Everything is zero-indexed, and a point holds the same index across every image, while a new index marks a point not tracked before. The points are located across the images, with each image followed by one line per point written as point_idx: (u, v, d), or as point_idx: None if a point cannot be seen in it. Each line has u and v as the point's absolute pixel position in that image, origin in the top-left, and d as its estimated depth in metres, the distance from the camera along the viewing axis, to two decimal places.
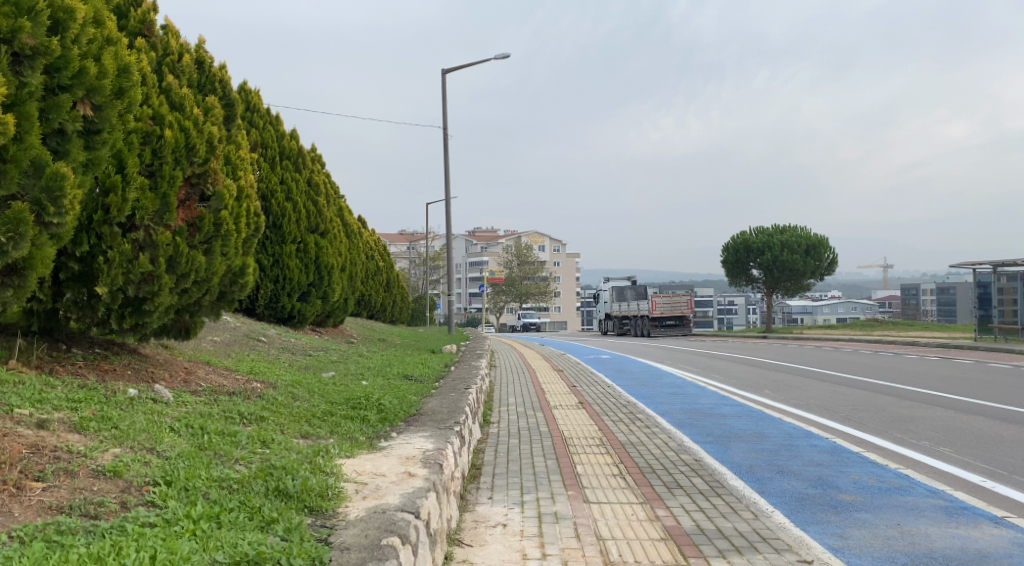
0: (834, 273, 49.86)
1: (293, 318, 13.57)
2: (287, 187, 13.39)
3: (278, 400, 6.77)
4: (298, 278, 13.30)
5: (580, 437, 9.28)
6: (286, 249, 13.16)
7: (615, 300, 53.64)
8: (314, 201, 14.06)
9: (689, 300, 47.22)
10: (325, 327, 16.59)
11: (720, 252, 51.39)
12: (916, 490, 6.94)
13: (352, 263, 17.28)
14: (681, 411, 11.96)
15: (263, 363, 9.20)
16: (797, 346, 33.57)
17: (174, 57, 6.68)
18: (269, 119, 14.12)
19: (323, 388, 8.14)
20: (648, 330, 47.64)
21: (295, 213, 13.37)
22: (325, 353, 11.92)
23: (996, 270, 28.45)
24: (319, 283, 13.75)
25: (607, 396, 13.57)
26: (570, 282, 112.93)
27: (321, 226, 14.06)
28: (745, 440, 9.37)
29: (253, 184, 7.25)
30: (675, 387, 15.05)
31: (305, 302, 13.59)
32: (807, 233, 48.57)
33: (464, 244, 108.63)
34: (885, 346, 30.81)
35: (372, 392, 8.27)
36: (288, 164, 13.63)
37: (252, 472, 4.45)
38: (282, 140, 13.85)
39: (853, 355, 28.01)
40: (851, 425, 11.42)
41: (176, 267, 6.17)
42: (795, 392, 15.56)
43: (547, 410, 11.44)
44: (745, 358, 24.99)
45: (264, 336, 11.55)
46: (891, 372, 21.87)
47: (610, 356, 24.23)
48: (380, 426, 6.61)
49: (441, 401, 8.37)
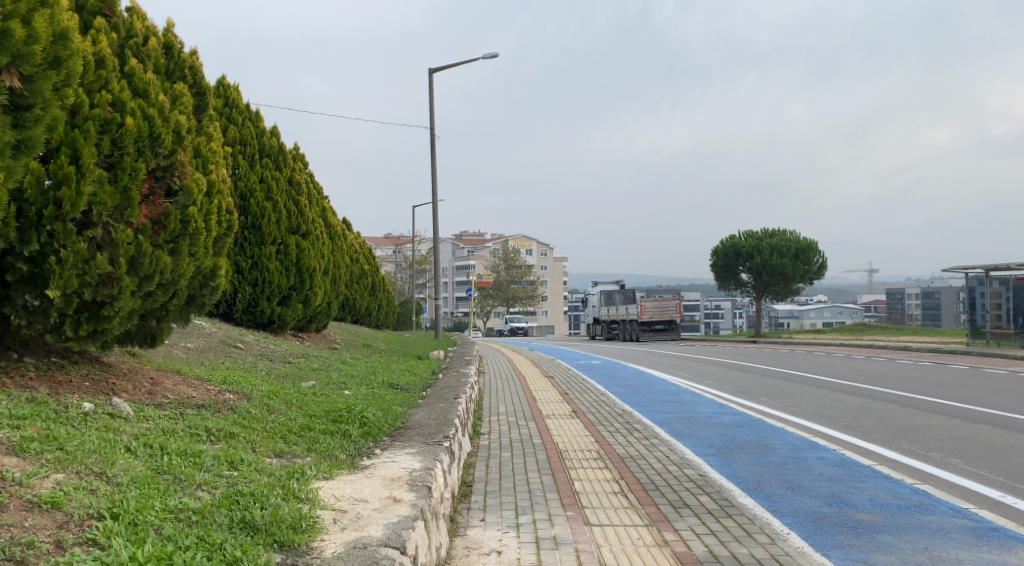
0: (823, 277, 49.73)
1: (273, 323, 13.03)
2: (268, 186, 12.87)
3: (252, 414, 6.22)
4: (278, 282, 12.77)
5: (575, 450, 8.78)
6: (266, 250, 12.62)
7: (604, 304, 53.28)
8: (295, 201, 13.51)
9: (678, 305, 46.90)
10: (308, 332, 16.05)
11: (709, 256, 51.18)
12: (937, 508, 6.50)
13: (335, 266, 16.73)
14: (679, 420, 11.48)
15: (239, 372, 8.65)
16: (788, 351, 33.29)
17: (139, 40, 6.11)
18: (248, 116, 13.55)
19: (302, 399, 7.60)
20: (636, 334, 47.29)
21: (275, 213, 12.83)
22: (306, 361, 11.36)
23: (988, 274, 28.24)
24: (300, 287, 13.22)
25: (601, 404, 13.08)
26: (557, 286, 112.65)
27: (303, 227, 13.49)
28: (749, 452, 8.90)
29: (225, 179, 6.70)
30: (670, 395, 14.58)
31: (285, 306, 13.06)
32: (796, 237, 48.37)
33: (451, 248, 108.14)
34: (876, 351, 30.56)
35: (355, 403, 7.74)
36: (268, 162, 13.09)
37: (216, 499, 3.89)
38: (261, 138, 13.30)
39: (846, 360, 27.70)
40: (855, 435, 10.99)
41: (139, 268, 5.63)
42: (791, 400, 15.13)
43: (540, 420, 10.93)
44: (737, 364, 24.62)
45: (242, 342, 11.01)
46: (885, 377, 21.56)
47: (600, 361, 23.79)
48: (363, 442, 6.09)
49: (428, 413, 7.85)
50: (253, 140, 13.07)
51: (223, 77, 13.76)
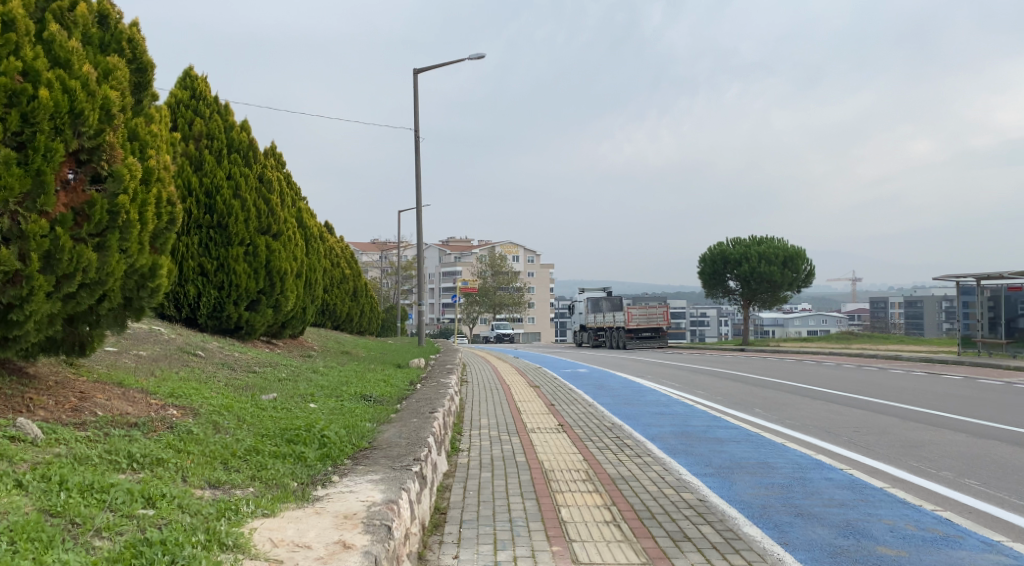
0: (811, 285, 49.28)
1: (241, 330, 12.22)
2: (236, 184, 12.07)
3: (192, 435, 5.42)
4: (247, 285, 11.96)
5: (562, 469, 8.02)
6: (234, 251, 11.80)
7: (590, 311, 52.63)
8: (266, 200, 12.69)
9: (665, 312, 46.30)
10: (281, 339, 15.24)
11: (697, 263, 50.65)
12: (967, 542, 5.78)
13: (311, 269, 15.93)
14: (672, 435, 10.74)
15: (192, 383, 7.84)
16: (777, 360, 32.70)
17: (63, 3, 5.37)
18: (217, 108, 12.72)
19: (258, 415, 6.80)
20: (623, 342, 46.65)
21: (243, 212, 12.03)
22: (272, 370, 10.56)
23: (980, 282, 27.73)
24: (271, 291, 12.40)
25: (589, 416, 12.34)
26: (544, 292, 111.97)
27: (274, 227, 12.66)
28: (750, 472, 8.17)
29: (165, 166, 5.96)
30: (662, 407, 13.85)
31: (253, 311, 12.26)
32: (785, 245, 47.89)
33: (437, 254, 107.27)
34: (867, 360, 30.01)
35: (319, 420, 6.95)
36: (236, 157, 12.28)
37: (111, 554, 3.11)
38: (230, 132, 12.49)
39: (837, 369, 27.08)
40: (859, 451, 10.29)
41: (56, 266, 4.91)
42: (787, 412, 14.44)
43: (524, 435, 10.17)
44: (728, 373, 23.93)
45: (202, 350, 10.21)
46: (880, 387, 20.93)
47: (587, 369, 23.06)
48: (319, 468, 5.30)
49: (400, 430, 7.06)
50: (221, 134, 12.25)
51: (190, 67, 12.92)
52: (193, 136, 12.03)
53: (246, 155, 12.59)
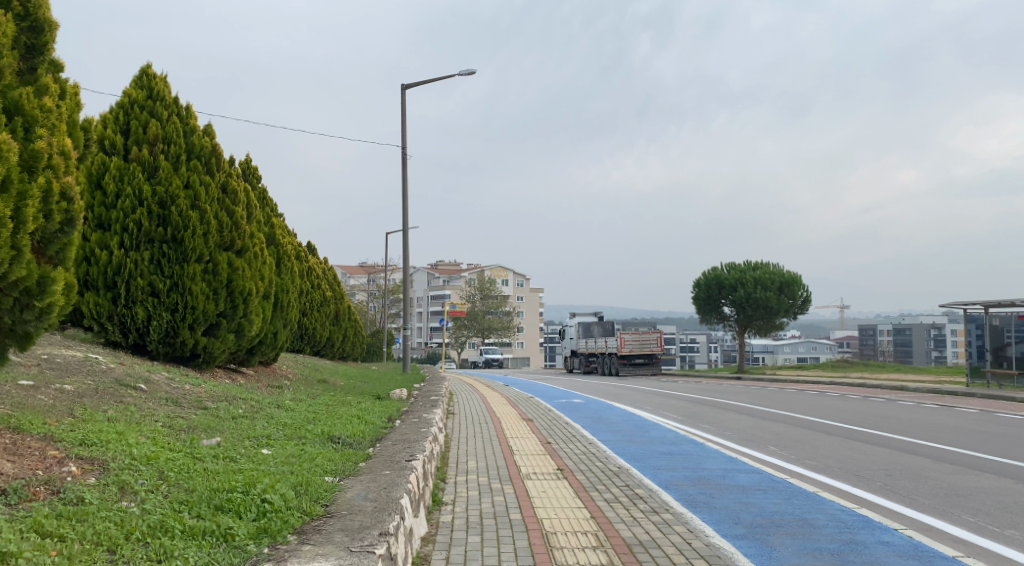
0: (807, 311, 48.12)
1: (198, 358, 10.83)
2: (195, 194, 10.74)
3: (80, 508, 4.03)
4: (205, 307, 10.59)
5: (565, 530, 6.67)
6: (190, 269, 10.42)
7: (582, 337, 51.34)
8: (230, 212, 11.35)
9: (659, 338, 45.04)
10: (248, 367, 13.86)
11: (691, 288, 49.51)
12: None
13: (283, 291, 14.60)
14: (688, 481, 9.39)
15: (119, 426, 6.47)
16: (776, 389, 31.40)
17: None
18: (177, 110, 11.41)
19: (189, 470, 5.40)
20: (616, 369, 45.30)
21: (202, 225, 10.67)
22: (227, 405, 9.12)
23: (988, 310, 26.59)
24: (232, 314, 11.06)
25: (592, 457, 10.94)
26: (534, 317, 110.64)
27: (238, 243, 11.31)
28: (792, 535, 6.83)
29: (53, 164, 5.49)
30: (669, 446, 12.49)
31: (212, 337, 10.89)
32: (780, 270, 46.88)
33: (426, 277, 105.90)
34: (872, 391, 28.76)
35: (267, 476, 5.56)
36: (196, 164, 10.95)
37: None
38: (190, 136, 11.19)
39: (842, 401, 25.81)
40: (901, 502, 8.96)
41: None
42: (806, 451, 13.11)
43: (519, 483, 8.78)
44: (730, 404, 22.57)
45: (145, 382, 8.81)
46: (894, 421, 19.64)
47: (582, 399, 21.67)
48: (250, 552, 3.95)
49: (368, 488, 5.69)
50: (180, 138, 10.96)
51: (149, 65, 11.64)
52: (147, 140, 10.72)
53: (208, 162, 11.26)
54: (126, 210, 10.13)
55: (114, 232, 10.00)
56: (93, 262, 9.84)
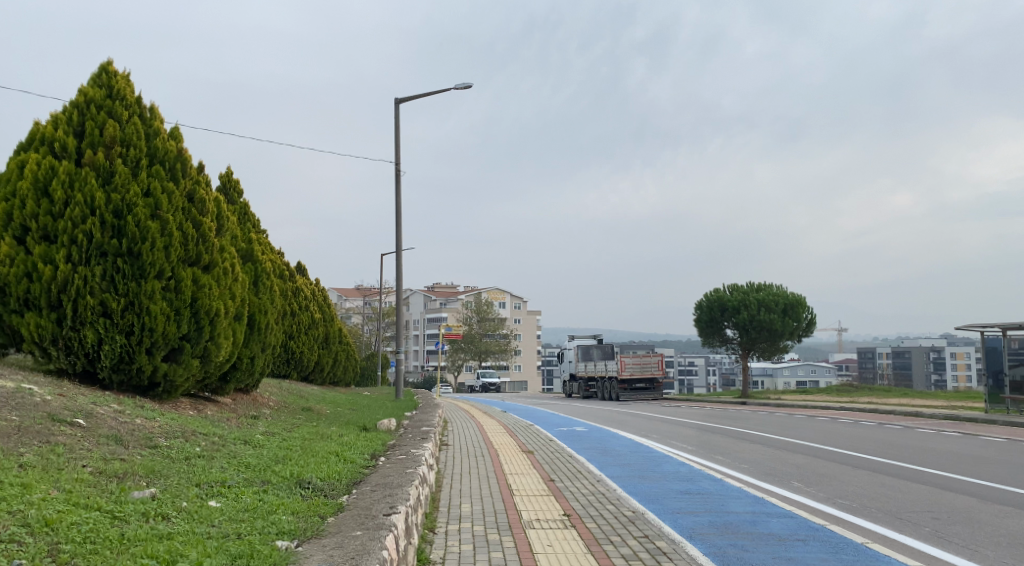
0: (812, 334, 46.81)
1: (158, 387, 9.62)
2: (156, 201, 9.58)
3: None
4: (166, 330, 9.41)
5: None
6: (148, 285, 9.24)
7: (581, 360, 50.14)
8: (196, 223, 10.19)
9: (660, 361, 43.80)
10: (221, 396, 12.64)
11: (693, 310, 48.33)
12: None
13: (261, 312, 13.39)
14: (715, 530, 8.15)
15: (26, 475, 5.25)
16: (785, 416, 30.09)
17: None
18: (140, 111, 10.28)
19: (94, 538, 4.18)
20: (616, 393, 43.99)
21: (163, 236, 9.51)
22: (184, 443, 7.87)
23: (1006, 333, 25.25)
24: (197, 337, 9.85)
25: (602, 499, 9.69)
26: (531, 340, 109.34)
27: (205, 257, 10.14)
28: None
29: None
30: (686, 483, 11.27)
31: (173, 363, 9.68)
32: (784, 291, 45.71)
33: (422, 300, 104.68)
34: (886, 417, 27.51)
35: (197, 544, 4.34)
36: (158, 169, 9.81)
37: None
38: (153, 140, 10.06)
39: (856, 428, 24.56)
40: (961, 555, 7.71)
41: None
42: (836, 489, 11.88)
43: (519, 534, 7.53)
44: (740, 432, 21.30)
45: (85, 416, 7.56)
46: (918, 451, 18.36)
47: (585, 427, 20.40)
48: None
49: (330, 558, 4.50)
50: (141, 141, 9.82)
51: (109, 62, 10.51)
52: (103, 142, 9.57)
53: (172, 167, 10.11)
54: (75, 219, 8.96)
55: (61, 244, 8.83)
56: (34, 278, 8.68)
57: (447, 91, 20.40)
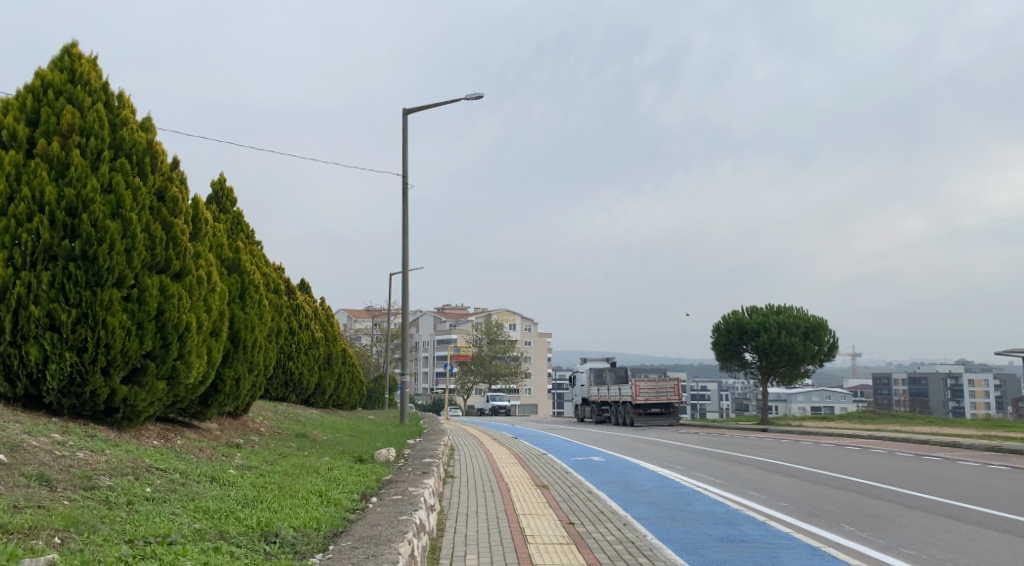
0: (834, 358, 45.06)
1: (116, 413, 8.30)
2: (119, 198, 8.33)
3: None
4: (126, 346, 8.10)
5: None
6: (104, 295, 7.96)
7: (593, 384, 48.60)
8: (167, 224, 8.91)
9: (676, 386, 42.23)
10: (200, 422, 11.29)
11: (710, 333, 46.80)
12: None
13: (247, 329, 12.06)
14: None
15: None
16: (811, 444, 28.47)
17: None
18: (105, 97, 9.02)
19: None
20: (631, 418, 42.39)
21: (123, 238, 8.24)
22: (131, 483, 6.52)
23: None
24: (163, 355, 8.53)
25: (629, 548, 8.26)
26: (542, 363, 107.61)
27: (175, 264, 8.83)
28: None
29: None
30: (727, 528, 9.84)
31: (134, 384, 8.37)
32: (805, 314, 44.07)
33: (431, 321, 103.33)
34: (921, 447, 25.86)
35: None
36: (122, 162, 8.54)
37: None
38: (118, 129, 8.79)
39: (890, 459, 22.98)
40: None
41: None
42: (895, 534, 10.38)
43: None
44: (769, 463, 19.73)
45: (7, 448, 6.24)
46: (968, 486, 16.75)
47: (602, 457, 18.93)
48: None
49: None
50: (105, 130, 8.59)
51: (74, 44, 9.28)
52: (59, 131, 8.32)
53: (141, 161, 8.86)
54: (18, 218, 7.71)
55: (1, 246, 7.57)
56: None
57: (458, 101, 19.15)
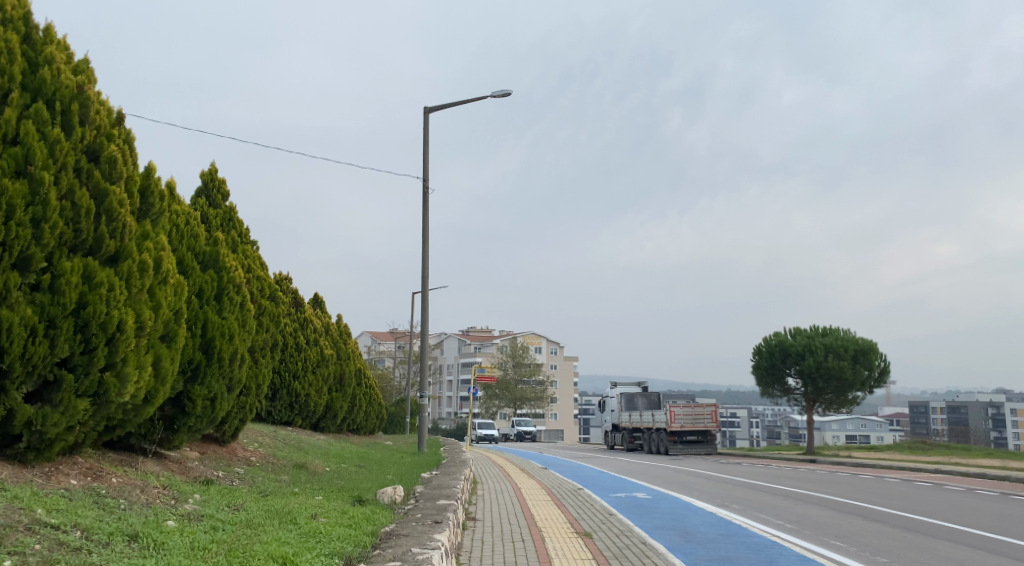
0: (884, 385, 41.93)
1: (18, 442, 6.14)
2: (28, 151, 6.16)
3: None
4: (28, 351, 5.92)
5: None
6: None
7: (624, 409, 46.03)
8: (101, 190, 6.73)
9: (713, 413, 39.43)
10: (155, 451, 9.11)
11: (751, 355, 44.07)
12: None
13: (224, 337, 9.84)
14: None
15: None
16: (874, 479, 25.64)
17: None
18: (27, 27, 6.87)
19: None
20: (665, 447, 39.61)
21: (31, 204, 6.08)
22: None
23: None
24: (86, 363, 6.34)
25: None
26: (568, 387, 104.96)
27: (108, 245, 6.66)
28: None
29: None
30: None
31: (42, 401, 6.19)
32: (853, 336, 41.14)
33: (456, 343, 101.19)
34: (1003, 485, 22.93)
35: None
36: (37, 106, 6.38)
37: None
38: (40, 67, 6.63)
39: (972, 498, 20.15)
40: None
41: None
42: None
43: None
44: (840, 502, 17.09)
45: None
46: None
47: (646, 494, 16.47)
48: None
49: None
50: (17, 65, 6.42)
51: None
52: None
53: (67, 111, 6.70)
54: None
55: None
56: None
57: (486, 96, 17.05)
